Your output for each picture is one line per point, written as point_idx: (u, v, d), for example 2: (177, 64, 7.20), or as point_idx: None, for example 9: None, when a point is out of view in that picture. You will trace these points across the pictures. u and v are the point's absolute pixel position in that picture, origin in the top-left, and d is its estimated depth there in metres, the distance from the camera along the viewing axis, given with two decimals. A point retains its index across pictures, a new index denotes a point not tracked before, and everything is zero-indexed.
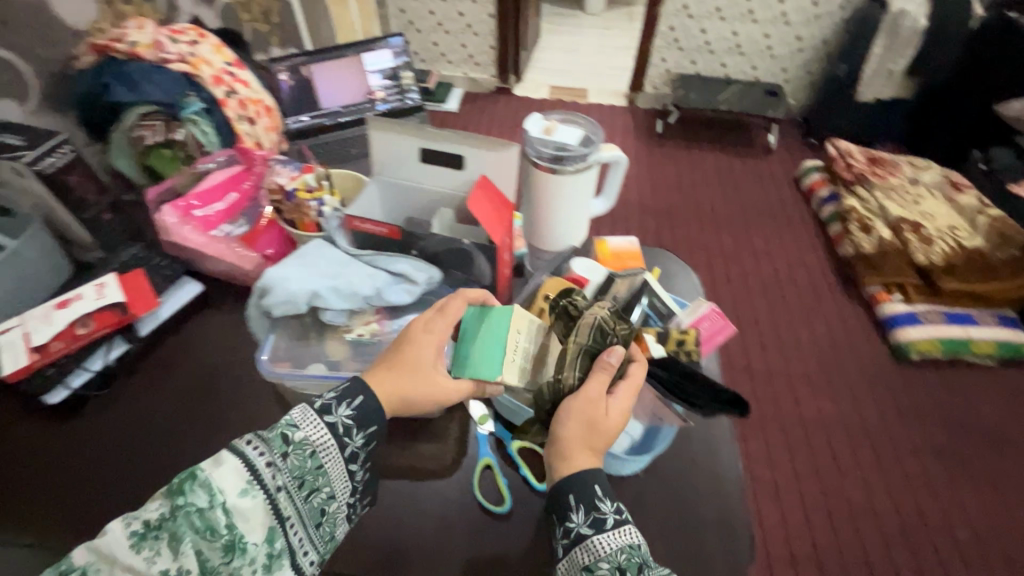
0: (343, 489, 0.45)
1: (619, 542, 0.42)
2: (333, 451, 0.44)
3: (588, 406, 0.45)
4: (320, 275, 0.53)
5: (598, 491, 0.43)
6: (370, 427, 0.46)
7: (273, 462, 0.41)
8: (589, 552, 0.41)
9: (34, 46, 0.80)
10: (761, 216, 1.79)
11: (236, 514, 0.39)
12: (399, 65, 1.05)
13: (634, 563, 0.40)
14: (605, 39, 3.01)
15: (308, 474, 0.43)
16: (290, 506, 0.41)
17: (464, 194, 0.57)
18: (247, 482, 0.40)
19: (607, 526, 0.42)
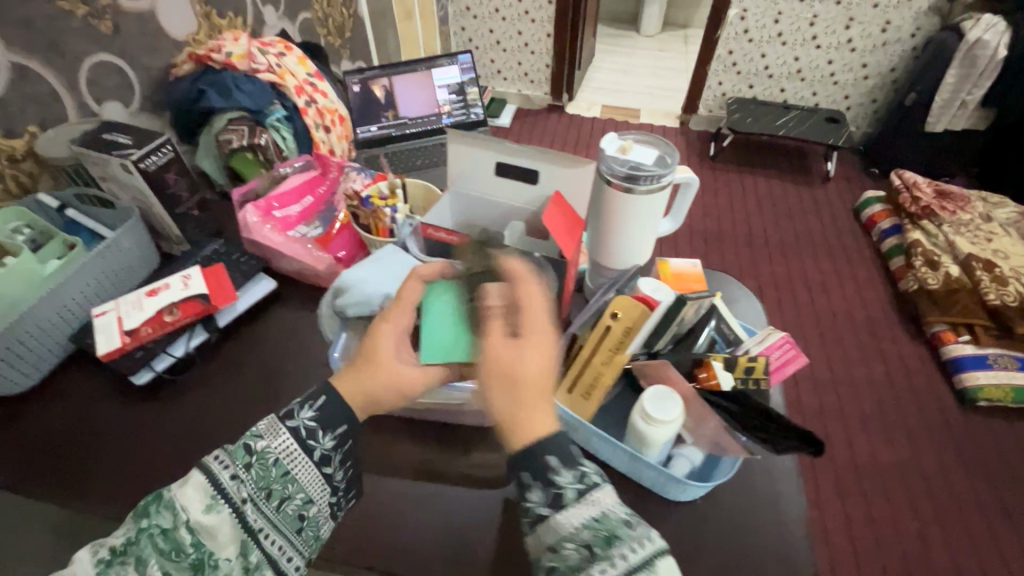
0: (320, 492, 0.45)
1: (584, 514, 0.37)
2: (302, 459, 0.44)
3: (494, 360, 0.42)
4: (394, 280, 0.56)
5: (551, 462, 0.38)
6: (339, 428, 0.45)
7: (234, 474, 0.42)
8: (552, 531, 0.38)
9: (140, 54, 0.87)
10: (814, 249, 1.78)
11: (202, 532, 0.40)
12: (465, 81, 1.09)
13: (601, 536, 0.36)
14: (659, 60, 3.01)
15: (275, 483, 0.43)
16: (257, 514, 0.42)
17: (537, 209, 0.58)
18: (210, 499, 0.41)
19: (568, 500, 0.38)
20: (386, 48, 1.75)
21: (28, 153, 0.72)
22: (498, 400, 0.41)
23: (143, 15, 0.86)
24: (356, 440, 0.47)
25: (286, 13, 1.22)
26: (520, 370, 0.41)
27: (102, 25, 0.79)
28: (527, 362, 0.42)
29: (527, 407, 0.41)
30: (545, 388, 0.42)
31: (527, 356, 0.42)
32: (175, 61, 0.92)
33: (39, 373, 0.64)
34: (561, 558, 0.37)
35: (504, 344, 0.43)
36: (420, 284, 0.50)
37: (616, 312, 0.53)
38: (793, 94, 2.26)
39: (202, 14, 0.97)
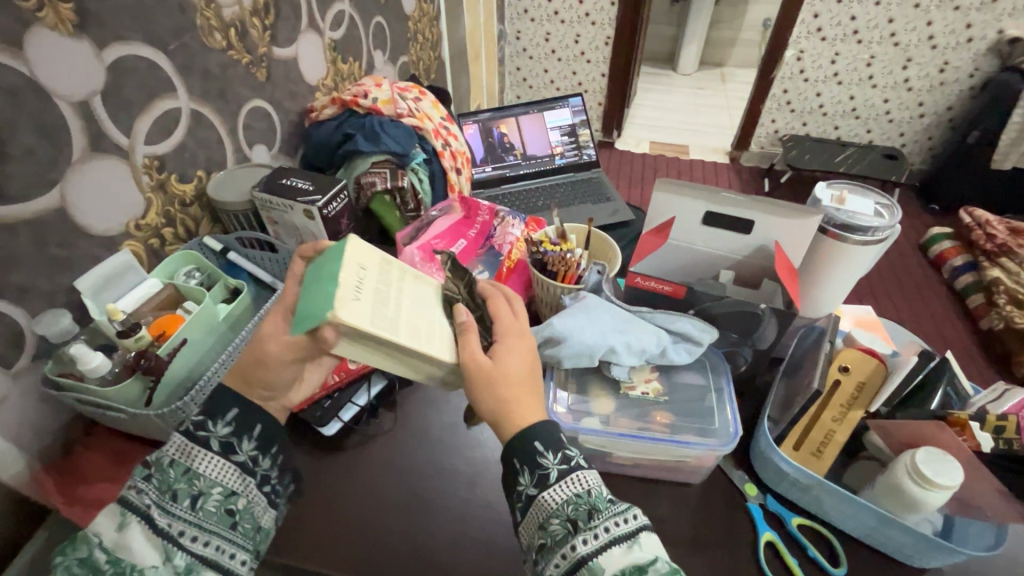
0: (238, 482, 0.48)
1: (567, 491, 0.43)
2: (199, 452, 0.47)
3: (475, 367, 0.47)
4: (610, 330, 0.54)
5: (539, 448, 0.44)
6: (230, 413, 0.49)
7: (139, 487, 0.44)
8: (540, 509, 0.43)
9: (284, 99, 0.88)
10: (886, 285, 1.77)
11: (118, 549, 0.41)
12: (577, 123, 1.11)
13: (582, 511, 0.42)
14: (700, 97, 3.05)
15: (179, 483, 0.45)
16: (170, 518, 0.44)
17: (744, 257, 0.57)
18: (121, 517, 0.43)
19: (551, 480, 0.44)
20: (459, 88, 1.79)
21: (196, 197, 0.73)
22: (489, 401, 0.47)
23: (289, 61, 0.88)
24: (265, 422, 0.50)
25: (390, 57, 1.25)
26: (502, 375, 0.47)
27: (259, 72, 0.81)
28: (509, 370, 0.48)
29: (509, 403, 0.47)
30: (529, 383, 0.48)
31: (507, 362, 0.48)
32: (311, 104, 0.94)
33: None
34: (549, 533, 0.42)
35: (476, 350, 0.48)
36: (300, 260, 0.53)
37: (847, 365, 0.51)
38: (847, 131, 2.28)
39: (331, 60, 1.00)
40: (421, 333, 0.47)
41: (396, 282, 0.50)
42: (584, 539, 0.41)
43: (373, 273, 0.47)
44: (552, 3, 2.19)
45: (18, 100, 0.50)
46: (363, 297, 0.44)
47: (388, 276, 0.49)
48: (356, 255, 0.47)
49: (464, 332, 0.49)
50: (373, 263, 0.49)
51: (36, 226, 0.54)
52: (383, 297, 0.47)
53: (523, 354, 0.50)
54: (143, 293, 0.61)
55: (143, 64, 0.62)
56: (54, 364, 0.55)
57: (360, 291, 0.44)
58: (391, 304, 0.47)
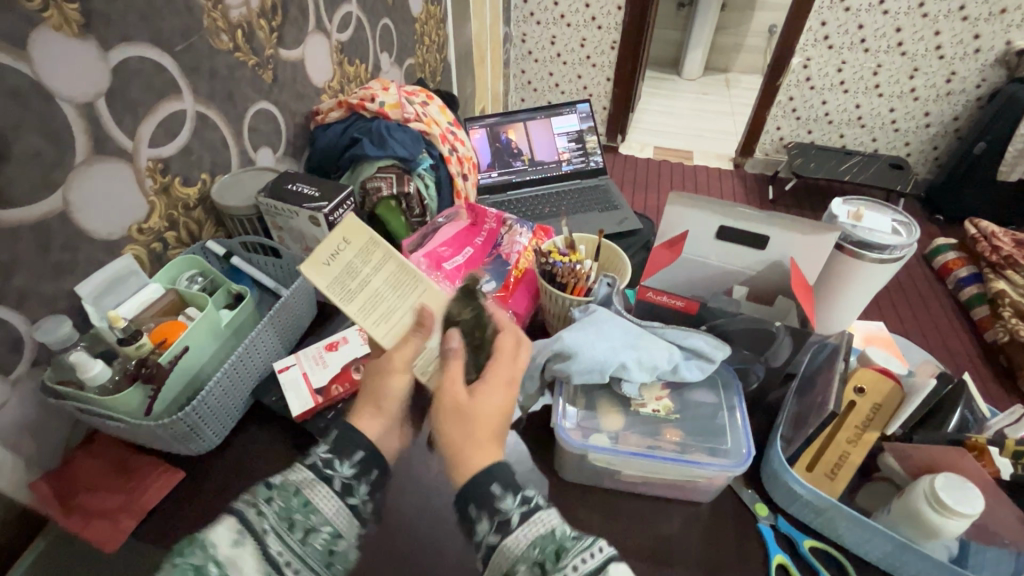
0: (346, 525, 0.46)
1: (539, 529, 0.40)
2: (322, 488, 0.45)
3: (449, 397, 0.48)
4: (622, 346, 0.53)
5: (495, 489, 0.42)
6: (356, 454, 0.47)
7: (259, 508, 0.43)
8: (504, 556, 0.40)
9: (290, 101, 0.87)
10: (892, 294, 1.76)
11: (231, 565, 0.39)
12: (584, 129, 1.10)
13: (549, 552, 0.38)
14: (704, 103, 3.04)
15: (297, 513, 0.44)
16: (281, 545, 0.42)
17: (758, 273, 0.56)
18: (237, 533, 0.41)
19: (514, 524, 0.40)
20: (465, 91, 1.79)
21: (200, 200, 0.72)
22: (451, 435, 0.46)
23: (296, 63, 0.87)
24: (382, 471, 0.49)
25: (396, 59, 1.24)
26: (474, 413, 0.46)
27: (265, 74, 0.80)
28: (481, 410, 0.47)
29: (474, 442, 0.45)
30: (492, 430, 0.47)
31: (482, 401, 0.47)
32: (316, 107, 0.93)
33: (224, 431, 0.61)
34: None
35: (458, 381, 0.49)
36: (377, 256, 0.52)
37: (863, 385, 0.51)
38: (852, 140, 2.28)
39: (337, 62, 0.99)
40: (375, 312, 0.49)
41: (378, 261, 0.50)
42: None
43: (358, 253, 0.50)
44: (558, 6, 2.18)
45: (23, 102, 0.49)
46: (332, 266, 0.49)
47: (371, 253, 0.50)
48: (346, 230, 0.49)
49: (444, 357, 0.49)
50: (362, 239, 0.50)
51: (38, 230, 0.52)
52: (355, 271, 0.49)
53: (503, 397, 0.49)
54: (145, 298, 0.60)
55: (149, 66, 0.61)
56: (53, 372, 0.53)
57: (331, 260, 0.49)
58: (360, 279, 0.49)
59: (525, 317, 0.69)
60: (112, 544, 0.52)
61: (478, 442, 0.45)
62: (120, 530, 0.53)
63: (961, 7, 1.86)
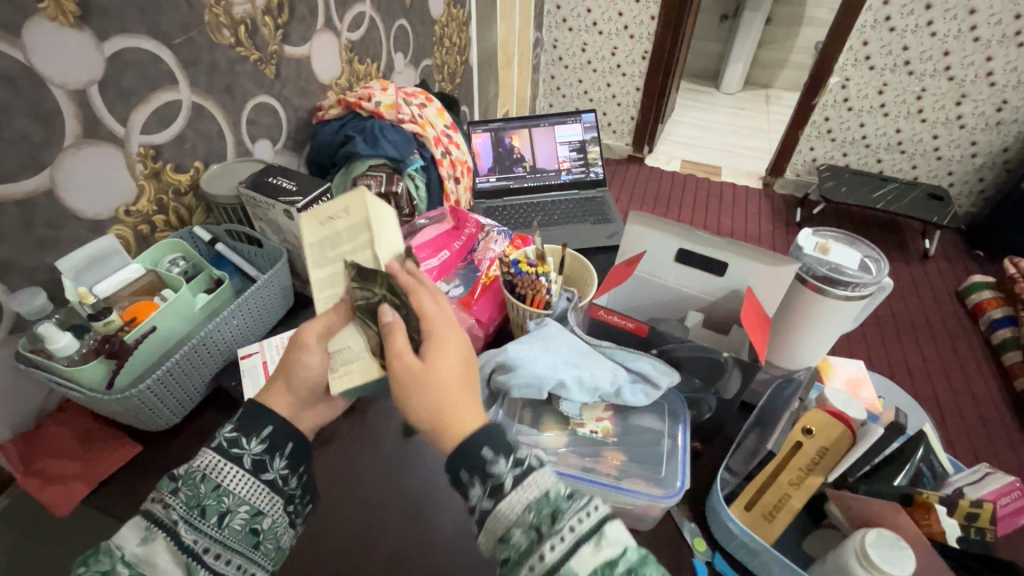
0: (267, 502, 0.47)
1: (527, 496, 0.40)
2: (232, 470, 0.46)
3: (403, 370, 0.45)
4: (565, 363, 0.52)
5: (486, 454, 0.41)
6: (264, 431, 0.48)
7: (165, 501, 0.43)
8: (499, 521, 0.40)
9: (293, 96, 0.90)
10: (915, 330, 1.67)
11: (141, 562, 0.41)
12: (587, 139, 1.09)
13: (544, 515, 0.39)
14: (739, 118, 2.96)
15: (207, 499, 0.44)
16: (196, 535, 0.43)
17: (717, 300, 0.55)
18: (146, 530, 0.42)
19: (506, 487, 0.40)
20: (487, 93, 1.79)
21: (191, 187, 0.75)
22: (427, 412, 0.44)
23: (302, 60, 0.89)
24: (298, 440, 0.50)
25: (412, 60, 1.26)
26: (439, 379, 0.44)
27: (268, 70, 0.83)
28: (444, 373, 0.45)
29: (454, 402, 0.44)
30: (462, 385, 0.45)
31: (437, 364, 0.45)
32: (320, 103, 0.95)
33: (182, 413, 0.63)
34: (511, 545, 0.39)
35: (405, 352, 0.45)
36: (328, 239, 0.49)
37: (811, 427, 0.48)
38: (890, 165, 2.17)
39: (346, 60, 1.01)
40: (332, 288, 0.49)
41: (358, 244, 0.47)
42: (550, 545, 0.37)
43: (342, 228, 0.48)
44: (591, 14, 2.17)
45: (14, 86, 0.52)
46: (322, 228, 0.49)
47: (357, 234, 0.47)
48: (348, 199, 0.47)
49: (388, 331, 0.46)
50: (358, 217, 0.47)
51: (24, 207, 0.56)
52: (339, 242, 0.48)
53: (457, 353, 0.47)
54: (122, 278, 0.62)
55: (145, 58, 0.64)
56: (28, 340, 0.56)
57: (324, 223, 0.49)
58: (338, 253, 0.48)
59: (489, 325, 0.67)
60: (64, 507, 0.55)
61: (453, 406, 0.43)
62: (72, 496, 0.56)
63: (1019, 33, 1.75)
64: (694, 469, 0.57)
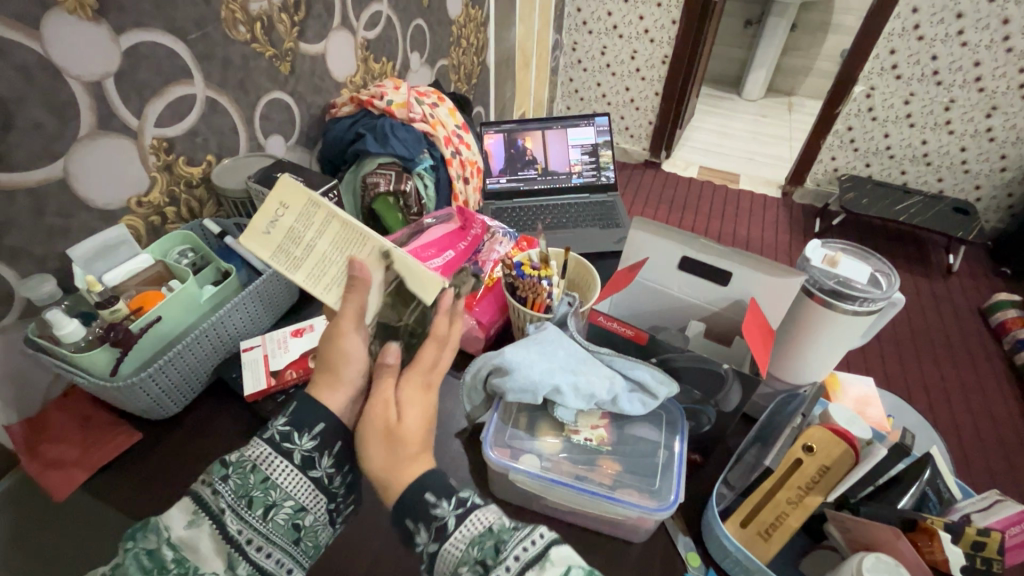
0: (311, 499, 0.46)
1: (471, 533, 0.40)
2: (281, 464, 0.45)
3: (377, 418, 0.45)
4: (561, 368, 0.52)
5: (426, 498, 0.41)
6: (316, 427, 0.47)
7: (215, 487, 0.43)
8: (445, 562, 0.40)
9: (307, 93, 0.90)
10: (934, 347, 1.63)
11: (185, 548, 0.41)
12: (600, 143, 1.08)
13: (487, 549, 0.38)
14: (760, 126, 2.90)
15: (255, 491, 0.44)
16: (241, 525, 0.42)
17: (720, 310, 0.54)
18: (193, 515, 0.42)
19: (448, 530, 0.40)
20: (504, 95, 1.79)
21: (202, 180, 0.76)
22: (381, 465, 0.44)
23: (316, 57, 0.90)
24: (345, 439, 0.48)
25: (428, 59, 1.26)
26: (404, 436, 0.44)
27: (283, 66, 0.83)
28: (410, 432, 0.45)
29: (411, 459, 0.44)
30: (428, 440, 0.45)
31: (411, 417, 0.45)
32: (334, 100, 0.96)
33: (183, 402, 0.64)
34: None
35: (389, 403, 0.46)
36: (288, 233, 0.46)
37: (812, 444, 0.46)
38: (915, 177, 2.11)
39: (362, 59, 1.02)
40: (326, 276, 0.47)
41: (320, 224, 0.47)
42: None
43: (299, 222, 0.46)
44: (612, 17, 2.15)
45: (30, 77, 0.53)
46: (273, 234, 0.45)
47: (314, 215, 0.47)
48: (278, 191, 0.45)
49: (382, 371, 0.48)
50: (300, 202, 0.46)
51: (36, 194, 0.57)
52: (297, 237, 0.46)
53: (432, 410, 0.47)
54: (132, 267, 0.62)
55: (160, 52, 0.65)
56: (36, 326, 0.56)
57: (271, 228, 0.45)
58: (306, 245, 0.46)
59: (491, 327, 0.67)
60: (63, 493, 0.56)
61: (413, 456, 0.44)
62: (71, 482, 0.57)
63: None
64: (691, 482, 0.56)
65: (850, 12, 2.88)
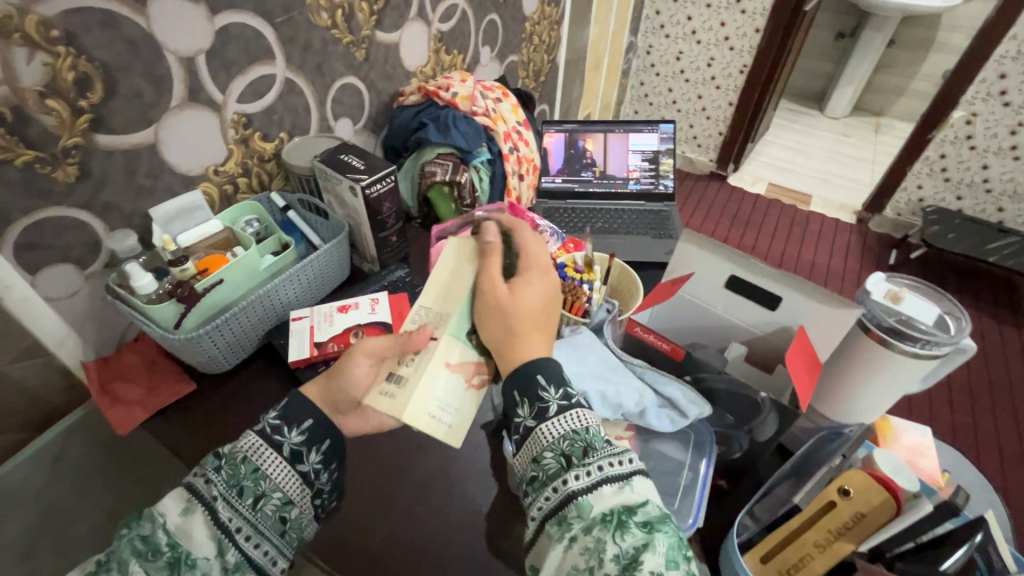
0: (298, 493, 0.48)
1: (562, 429, 0.44)
2: (272, 456, 0.47)
3: (490, 295, 0.51)
4: (591, 375, 0.51)
5: (539, 381, 0.45)
6: (305, 422, 0.49)
7: (208, 477, 0.45)
8: (535, 442, 0.44)
9: (378, 80, 0.94)
10: (1012, 402, 1.48)
11: (178, 534, 0.43)
12: (662, 150, 1.05)
13: (577, 447, 0.43)
14: (840, 145, 2.73)
15: (246, 480, 0.46)
16: (231, 512, 0.44)
17: (765, 335, 0.52)
18: (187, 502, 0.44)
19: (550, 414, 0.44)
20: (571, 94, 1.77)
21: (274, 155, 0.81)
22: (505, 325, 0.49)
23: (391, 46, 0.93)
24: (334, 438, 0.50)
25: (498, 54, 1.28)
26: (515, 305, 0.49)
27: (358, 52, 0.87)
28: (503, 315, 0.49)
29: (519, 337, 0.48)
30: (541, 322, 0.50)
31: (524, 294, 0.50)
32: (403, 88, 0.99)
33: (234, 360, 0.68)
34: (541, 467, 0.43)
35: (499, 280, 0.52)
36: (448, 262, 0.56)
37: (849, 488, 0.45)
38: (1013, 216, 1.92)
39: (434, 49, 1.04)
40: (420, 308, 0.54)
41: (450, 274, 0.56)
42: (575, 475, 0.41)
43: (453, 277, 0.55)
44: (691, 21, 2.09)
45: (134, 50, 0.58)
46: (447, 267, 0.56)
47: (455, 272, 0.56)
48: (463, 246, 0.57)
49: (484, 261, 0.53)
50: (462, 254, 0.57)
51: (129, 156, 0.62)
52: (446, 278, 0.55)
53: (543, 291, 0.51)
54: (203, 231, 0.67)
55: (249, 32, 0.69)
56: (117, 276, 0.62)
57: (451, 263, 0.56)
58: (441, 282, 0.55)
59: None
60: (125, 427, 0.62)
61: (525, 334, 0.48)
62: (131, 419, 0.62)
63: None
64: (715, 507, 0.54)
65: (958, 30, 2.64)
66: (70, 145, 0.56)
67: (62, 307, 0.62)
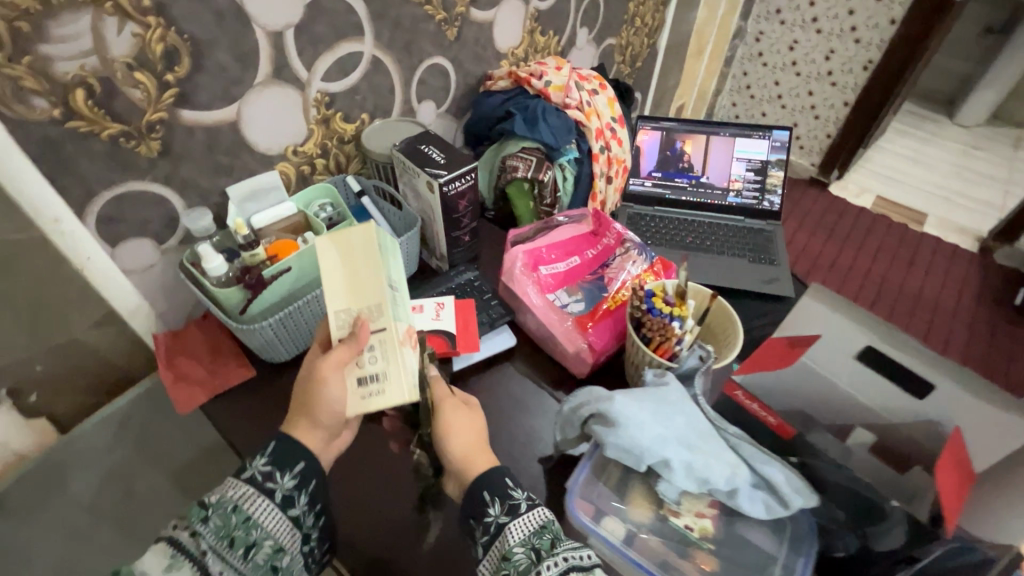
0: (289, 539, 0.47)
1: (530, 525, 0.44)
2: (265, 503, 0.46)
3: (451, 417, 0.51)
4: (677, 439, 0.45)
5: (509, 481, 0.47)
6: (297, 466, 0.48)
7: (194, 529, 0.43)
8: (504, 541, 0.44)
9: (467, 61, 0.87)
10: None
11: None
12: (772, 160, 0.93)
13: (546, 539, 0.43)
14: (969, 159, 2.39)
15: (237, 530, 0.45)
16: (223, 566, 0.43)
17: (897, 422, 0.42)
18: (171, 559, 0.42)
19: (520, 510, 0.45)
20: (665, 82, 1.62)
21: (354, 137, 0.77)
22: (453, 455, 0.49)
23: (484, 25, 0.86)
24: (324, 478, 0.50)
25: (596, 37, 1.17)
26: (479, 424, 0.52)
27: (449, 31, 0.81)
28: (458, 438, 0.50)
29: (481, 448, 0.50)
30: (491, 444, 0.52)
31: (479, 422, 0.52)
32: (491, 72, 0.92)
33: (292, 351, 0.67)
34: (512, 563, 0.42)
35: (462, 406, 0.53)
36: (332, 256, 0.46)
37: None
38: None
39: (529, 30, 0.96)
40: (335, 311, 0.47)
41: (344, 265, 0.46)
42: (547, 566, 0.41)
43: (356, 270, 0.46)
44: (814, 7, 1.85)
45: (223, 23, 0.55)
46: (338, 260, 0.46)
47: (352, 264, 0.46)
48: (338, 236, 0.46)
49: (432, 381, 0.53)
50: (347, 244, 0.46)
51: (210, 133, 0.60)
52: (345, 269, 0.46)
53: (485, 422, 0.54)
54: (276, 213, 0.65)
55: (340, 7, 0.65)
56: (192, 254, 0.61)
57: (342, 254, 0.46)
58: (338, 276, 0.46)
59: (602, 352, 0.61)
60: (186, 406, 0.64)
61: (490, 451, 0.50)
62: (192, 399, 0.64)
63: None
64: None
65: None
66: (154, 119, 0.55)
67: (138, 280, 0.62)
